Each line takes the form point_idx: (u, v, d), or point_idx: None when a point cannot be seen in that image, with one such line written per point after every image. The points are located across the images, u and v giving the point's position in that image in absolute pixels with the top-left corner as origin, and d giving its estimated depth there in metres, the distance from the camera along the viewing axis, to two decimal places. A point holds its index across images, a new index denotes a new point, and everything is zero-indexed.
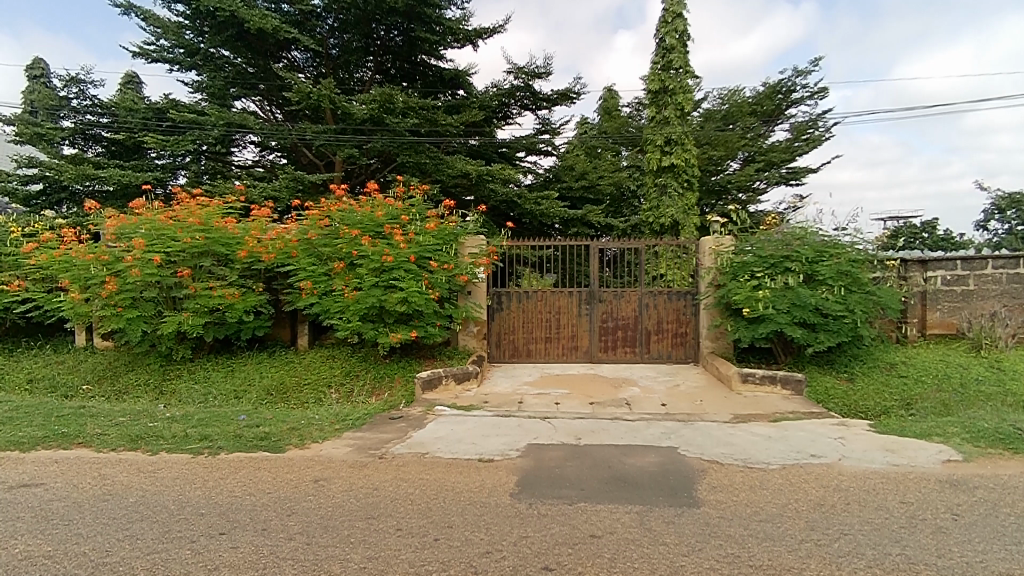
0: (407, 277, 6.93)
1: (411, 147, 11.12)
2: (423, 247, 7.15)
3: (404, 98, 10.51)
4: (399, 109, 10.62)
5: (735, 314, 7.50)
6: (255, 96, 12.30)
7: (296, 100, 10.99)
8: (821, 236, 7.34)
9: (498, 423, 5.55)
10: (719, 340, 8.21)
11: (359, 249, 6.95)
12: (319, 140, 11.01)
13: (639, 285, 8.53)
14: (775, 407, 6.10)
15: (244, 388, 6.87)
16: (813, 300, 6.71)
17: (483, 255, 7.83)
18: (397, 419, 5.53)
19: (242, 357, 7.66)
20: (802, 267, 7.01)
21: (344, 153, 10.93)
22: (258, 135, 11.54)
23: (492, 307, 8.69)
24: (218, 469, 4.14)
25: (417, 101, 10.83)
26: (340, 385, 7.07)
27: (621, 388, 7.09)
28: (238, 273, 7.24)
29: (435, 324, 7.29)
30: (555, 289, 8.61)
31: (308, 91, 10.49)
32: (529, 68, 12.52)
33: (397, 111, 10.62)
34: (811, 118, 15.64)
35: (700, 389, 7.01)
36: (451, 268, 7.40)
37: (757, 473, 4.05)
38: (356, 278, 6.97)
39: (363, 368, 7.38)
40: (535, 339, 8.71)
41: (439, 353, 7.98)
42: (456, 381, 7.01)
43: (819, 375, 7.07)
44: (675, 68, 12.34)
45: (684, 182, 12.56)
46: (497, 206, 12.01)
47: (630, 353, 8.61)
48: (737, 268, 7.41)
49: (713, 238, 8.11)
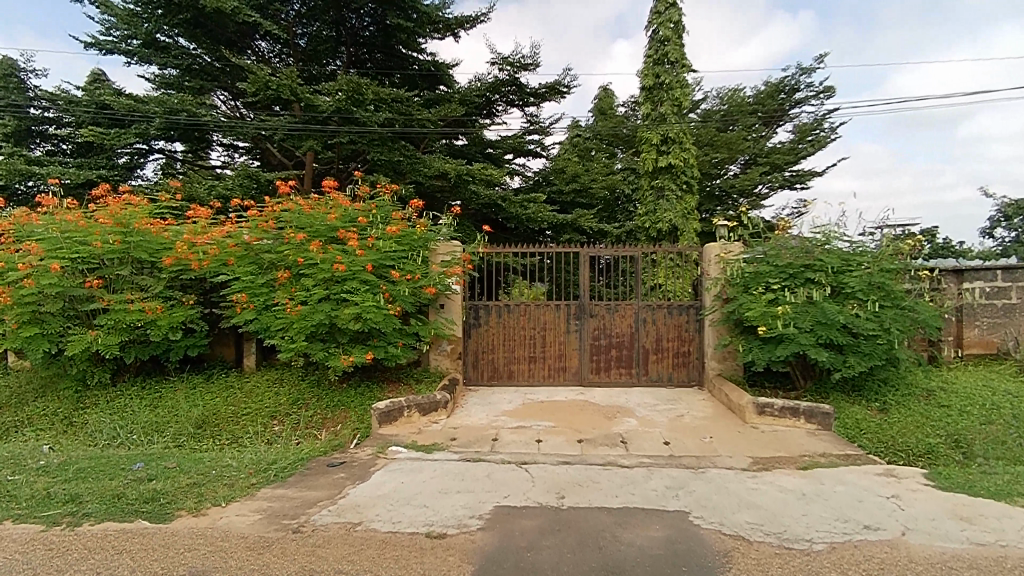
0: (363, 289, 5.86)
1: (384, 143, 9.92)
2: (383, 254, 6.08)
3: (373, 89, 9.43)
4: (369, 101, 9.53)
5: (748, 332, 6.47)
6: (218, 91, 11.22)
7: (252, 91, 9.87)
8: (847, 242, 6.31)
9: (463, 470, 4.45)
10: (728, 361, 7.17)
11: (306, 256, 5.88)
12: (279, 135, 9.89)
13: (635, 297, 7.51)
14: (802, 448, 5.05)
15: (166, 422, 5.80)
16: (841, 317, 5.68)
17: (455, 263, 6.77)
18: (336, 467, 4.44)
19: (174, 381, 6.58)
20: (828, 278, 5.98)
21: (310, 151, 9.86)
22: (221, 135, 10.51)
23: (468, 322, 7.62)
24: (66, 551, 3.03)
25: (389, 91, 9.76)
26: (284, 417, 6.04)
27: (616, 420, 6.02)
28: (165, 283, 6.18)
29: (397, 344, 6.21)
30: (540, 302, 7.56)
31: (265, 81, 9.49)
32: (515, 59, 11.47)
33: (366, 104, 9.54)
34: (816, 119, 14.72)
35: (708, 421, 5.96)
36: (416, 277, 6.32)
37: (800, 558, 2.99)
38: (302, 290, 5.88)
39: (313, 395, 6.34)
40: (517, 359, 7.64)
41: (404, 376, 6.91)
42: (421, 412, 5.92)
43: (846, 404, 6.04)
44: (670, 61, 11.31)
45: (683, 184, 11.55)
46: (479, 209, 10.97)
47: (626, 375, 7.56)
48: (750, 278, 6.40)
49: (720, 244, 7.08)
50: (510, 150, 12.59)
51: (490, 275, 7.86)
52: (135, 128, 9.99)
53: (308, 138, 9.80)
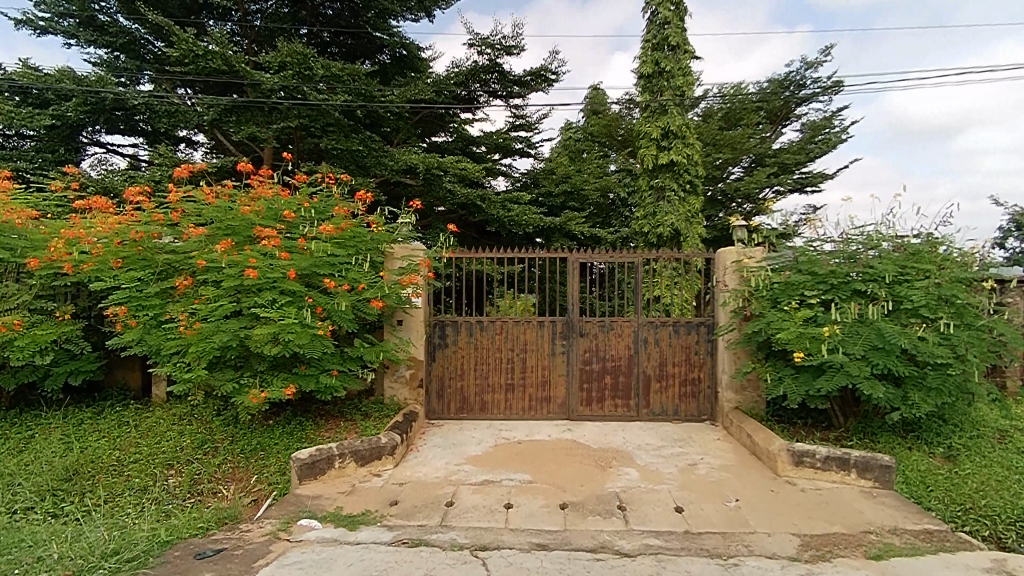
0: (282, 302, 4.47)
1: (340, 130, 8.51)
2: (315, 258, 4.72)
3: (323, 63, 8.05)
4: (319, 78, 8.13)
5: (778, 358, 5.19)
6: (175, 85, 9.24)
7: (178, 64, 8.14)
8: (904, 245, 5.03)
9: (392, 562, 3.09)
10: (748, 392, 5.86)
11: (210, 259, 4.52)
12: (211, 115, 8.16)
13: (635, 313, 6.21)
14: (864, 521, 3.73)
15: (25, 473, 4.44)
16: (904, 340, 4.37)
17: (411, 271, 5.40)
18: (209, 560, 3.07)
19: (53, 417, 5.24)
20: (883, 291, 4.70)
21: (251, 136, 8.37)
22: (180, 130, 9.01)
23: (432, 343, 6.28)
24: None
25: (344, 69, 8.30)
26: (184, 469, 4.73)
27: (611, 471, 4.67)
28: (35, 291, 4.87)
29: (334, 373, 4.82)
30: (520, 318, 6.26)
31: (190, 46, 7.75)
32: (495, 39, 10.14)
33: (323, 85, 8.22)
34: (826, 117, 13.55)
35: (730, 474, 4.63)
36: (360, 288, 4.92)
37: None
38: (202, 302, 4.50)
39: (226, 437, 5.10)
40: (492, 387, 6.30)
41: (348, 411, 5.57)
42: (359, 462, 4.55)
43: (903, 451, 4.75)
44: (670, 46, 10.06)
45: (686, 183, 10.28)
46: (456, 210, 9.70)
47: (622, 408, 6.23)
48: (781, 291, 5.13)
49: (738, 249, 5.81)
50: (491, 148, 11.34)
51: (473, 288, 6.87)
52: (52, 109, 8.50)
53: (247, 118, 8.23)
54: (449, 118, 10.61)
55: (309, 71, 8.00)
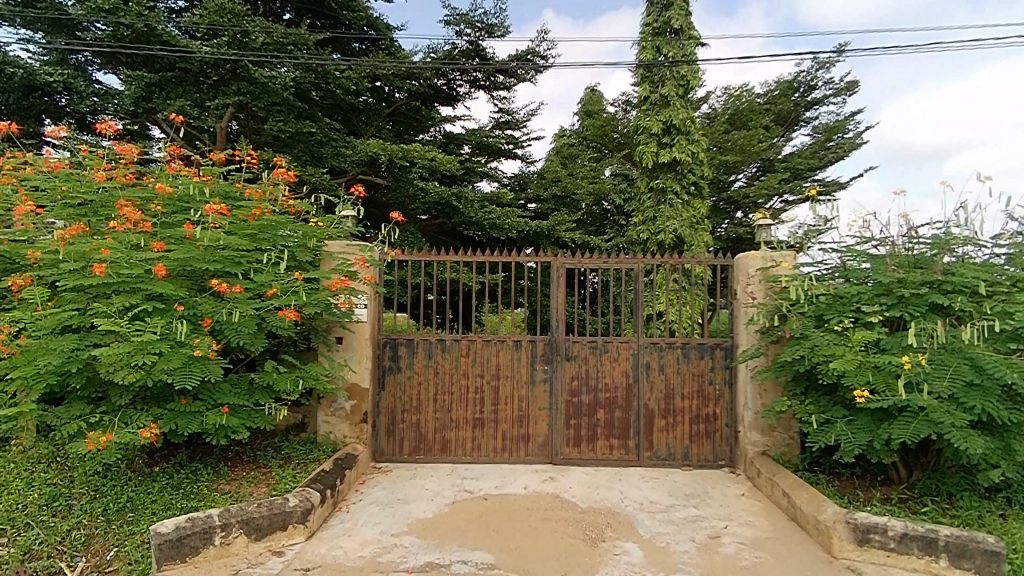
0: (146, 309, 3.30)
1: (288, 111, 7.42)
2: (199, 252, 3.52)
3: (261, 25, 6.91)
4: (259, 45, 6.97)
5: (823, 394, 3.97)
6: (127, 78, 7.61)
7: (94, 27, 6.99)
8: (1002, 248, 3.76)
9: None
10: (777, 433, 4.62)
11: (52, 252, 3.34)
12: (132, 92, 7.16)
13: (636, 332, 4.98)
14: None
15: None
16: (1015, 373, 3.13)
17: (345, 273, 4.20)
18: None
19: None
20: (972, 307, 3.48)
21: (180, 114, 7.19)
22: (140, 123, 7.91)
23: (381, 366, 5.01)
24: None
25: (284, 33, 7.16)
26: (14, 539, 3.44)
27: (604, 549, 3.39)
28: None
29: (227, 410, 3.58)
30: (490, 336, 5.02)
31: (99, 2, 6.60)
32: (475, 17, 8.96)
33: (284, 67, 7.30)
34: (840, 120, 12.47)
35: (769, 555, 3.36)
36: (269, 294, 3.72)
37: None
38: (38, 309, 3.31)
39: (87, 492, 3.80)
40: (456, 424, 5.01)
41: (263, 455, 4.28)
42: (255, 536, 3.26)
43: (1001, 522, 3.49)
44: (673, 30, 8.93)
45: (691, 185, 9.10)
46: (429, 210, 8.49)
47: (618, 450, 4.97)
48: (827, 307, 3.92)
49: (765, 254, 4.60)
50: (475, 148, 10.14)
51: (456, 300, 7.44)
52: None
53: (179, 95, 7.26)
54: (425, 113, 9.48)
55: (244, 35, 6.88)
